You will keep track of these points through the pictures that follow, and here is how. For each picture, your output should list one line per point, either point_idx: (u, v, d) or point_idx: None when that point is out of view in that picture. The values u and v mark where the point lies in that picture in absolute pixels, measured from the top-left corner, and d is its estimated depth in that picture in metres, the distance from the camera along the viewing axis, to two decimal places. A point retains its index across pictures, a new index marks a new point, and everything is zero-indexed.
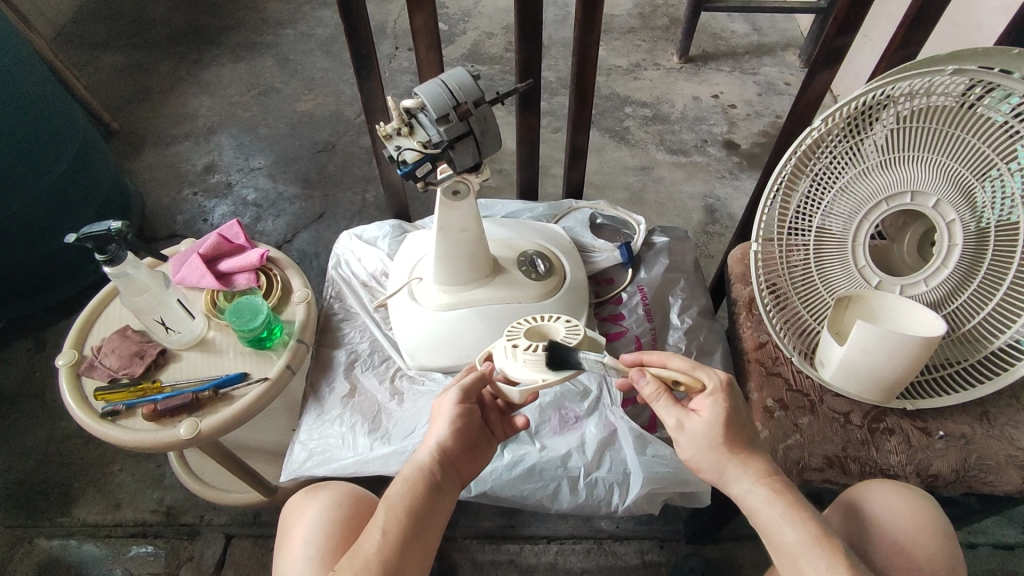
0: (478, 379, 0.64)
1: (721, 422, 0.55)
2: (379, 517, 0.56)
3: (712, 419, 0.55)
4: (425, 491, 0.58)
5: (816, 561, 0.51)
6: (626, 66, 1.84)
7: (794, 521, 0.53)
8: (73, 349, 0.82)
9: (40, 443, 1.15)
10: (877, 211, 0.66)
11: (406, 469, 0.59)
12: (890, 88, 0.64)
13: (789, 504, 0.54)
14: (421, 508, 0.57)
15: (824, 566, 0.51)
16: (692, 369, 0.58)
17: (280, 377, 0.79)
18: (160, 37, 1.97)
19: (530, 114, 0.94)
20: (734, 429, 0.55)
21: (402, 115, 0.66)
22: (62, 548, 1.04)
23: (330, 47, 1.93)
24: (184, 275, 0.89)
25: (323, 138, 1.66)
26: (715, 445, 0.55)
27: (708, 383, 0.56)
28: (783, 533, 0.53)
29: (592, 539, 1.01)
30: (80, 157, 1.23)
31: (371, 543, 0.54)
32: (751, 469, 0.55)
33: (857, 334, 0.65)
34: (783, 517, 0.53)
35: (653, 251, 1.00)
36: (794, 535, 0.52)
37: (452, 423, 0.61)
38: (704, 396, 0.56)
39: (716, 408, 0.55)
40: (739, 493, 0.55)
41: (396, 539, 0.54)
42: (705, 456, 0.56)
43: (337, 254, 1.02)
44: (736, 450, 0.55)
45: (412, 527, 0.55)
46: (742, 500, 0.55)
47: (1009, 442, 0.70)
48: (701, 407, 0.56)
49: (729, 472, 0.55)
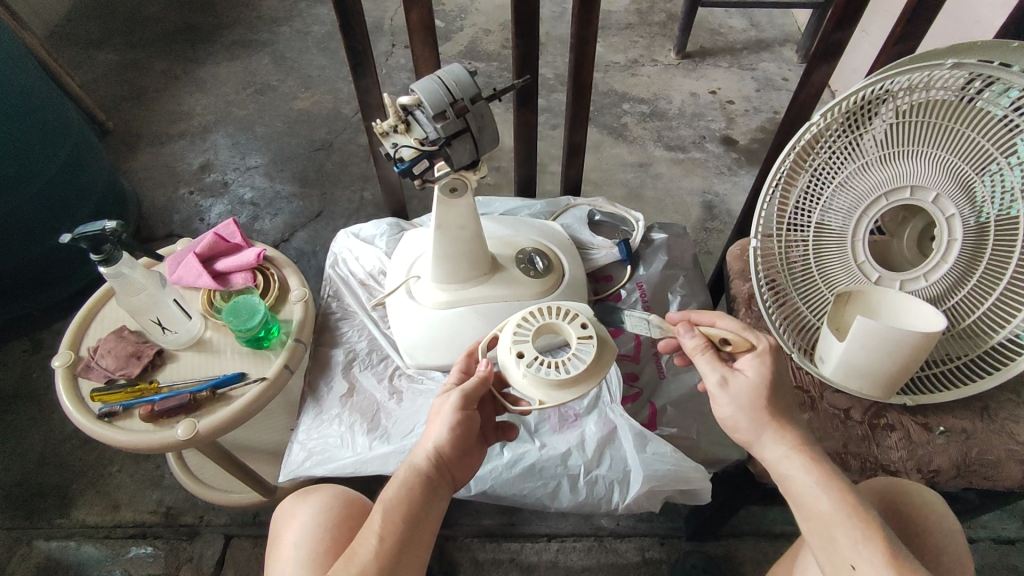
0: (482, 382, 0.62)
1: (765, 381, 0.56)
2: (375, 520, 0.55)
3: (757, 376, 0.56)
4: (420, 494, 0.57)
5: (849, 530, 0.51)
6: (624, 62, 1.84)
7: (828, 490, 0.52)
8: (69, 350, 0.81)
9: (38, 444, 1.14)
10: (877, 207, 0.66)
11: (402, 470, 0.59)
12: (889, 83, 0.63)
13: (826, 473, 0.53)
14: (416, 512, 0.56)
15: (857, 535, 0.50)
16: (740, 330, 0.60)
17: (276, 377, 0.79)
18: (155, 35, 1.96)
19: (528, 111, 0.93)
20: (776, 392, 0.57)
21: (399, 112, 0.65)
22: (61, 549, 1.03)
23: (326, 45, 1.92)
24: (180, 274, 0.89)
25: (320, 136, 1.65)
26: (757, 405, 0.56)
27: (758, 342, 0.59)
28: (816, 500, 0.52)
29: (592, 537, 1.01)
30: (75, 156, 1.22)
31: (366, 547, 0.53)
32: (788, 436, 0.55)
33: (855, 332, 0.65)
34: (818, 485, 0.53)
35: (651, 248, 0.99)
36: (827, 504, 0.52)
37: (451, 429, 0.60)
38: (750, 355, 0.58)
39: (759, 367, 0.57)
40: (774, 459, 0.55)
41: (392, 545, 0.54)
42: (746, 415, 0.56)
43: (334, 253, 1.01)
44: (775, 416, 0.56)
45: (407, 532, 0.55)
46: (777, 467, 0.55)
47: (1009, 436, 0.70)
48: (745, 364, 0.58)
49: (766, 436, 0.56)
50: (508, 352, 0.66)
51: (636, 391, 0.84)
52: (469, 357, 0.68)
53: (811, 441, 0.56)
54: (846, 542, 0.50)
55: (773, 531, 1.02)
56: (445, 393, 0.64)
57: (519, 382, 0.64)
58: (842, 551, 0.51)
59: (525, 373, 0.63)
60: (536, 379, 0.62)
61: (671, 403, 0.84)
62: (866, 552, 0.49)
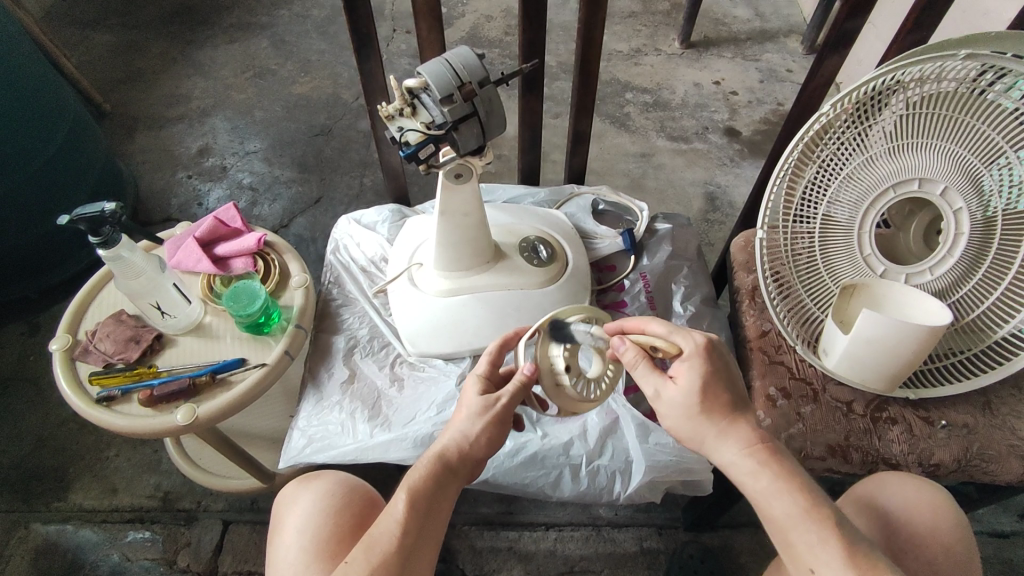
0: (522, 387, 0.61)
1: (696, 389, 0.56)
2: (397, 508, 0.55)
3: (688, 388, 0.56)
4: (442, 487, 0.57)
5: (807, 535, 0.51)
6: (627, 51, 1.82)
7: (789, 494, 0.52)
8: (67, 333, 0.80)
9: (34, 427, 1.14)
10: (884, 199, 0.65)
11: (428, 458, 0.59)
12: (900, 74, 0.62)
13: (780, 475, 0.53)
14: (436, 504, 0.56)
15: (815, 539, 0.50)
16: (670, 334, 0.60)
17: (277, 363, 0.78)
18: (153, 15, 1.93)
19: (534, 97, 0.92)
20: (713, 399, 0.56)
21: (404, 96, 0.63)
22: (58, 533, 1.03)
23: (327, 29, 1.90)
24: (180, 259, 0.87)
25: (319, 122, 1.63)
26: (693, 415, 0.56)
27: (684, 349, 0.58)
28: (773, 506, 0.52)
29: (591, 526, 1.02)
30: (72, 136, 1.21)
31: (386, 536, 0.54)
32: (734, 439, 0.55)
33: (858, 327, 0.65)
34: (776, 490, 0.52)
35: (655, 238, 0.98)
36: (783, 508, 0.52)
37: (487, 428, 0.60)
38: (680, 361, 0.58)
39: (690, 372, 0.56)
40: (723, 462, 0.55)
41: (412, 537, 0.54)
42: (686, 427, 0.57)
43: (335, 240, 1.00)
44: (716, 419, 0.55)
45: (425, 526, 0.55)
46: (729, 469, 0.55)
47: (1011, 431, 0.70)
48: (677, 373, 0.57)
49: (709, 442, 0.56)
50: (555, 358, 0.64)
51: (638, 381, 0.83)
52: (501, 347, 0.66)
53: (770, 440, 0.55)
54: (802, 547, 0.51)
55: None
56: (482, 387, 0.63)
57: (553, 389, 0.64)
58: (800, 555, 0.51)
59: (564, 388, 0.64)
60: (573, 397, 0.65)
61: None
62: (823, 556, 0.50)
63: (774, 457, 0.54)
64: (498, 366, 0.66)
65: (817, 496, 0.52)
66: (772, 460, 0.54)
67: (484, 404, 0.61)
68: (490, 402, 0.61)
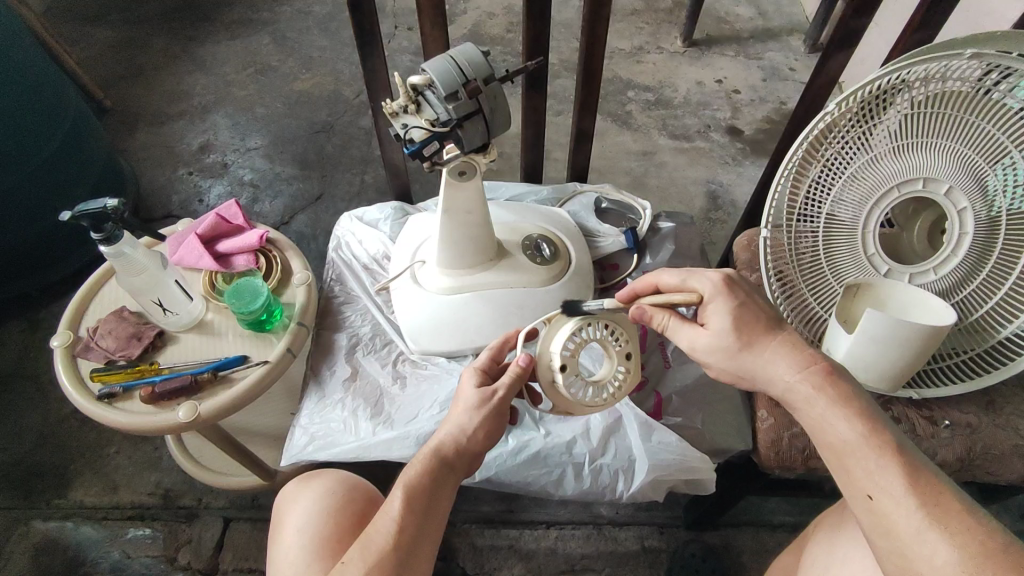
0: (518, 380, 0.61)
1: (730, 325, 0.57)
2: (393, 506, 0.55)
3: (720, 331, 0.58)
4: (439, 482, 0.57)
5: (865, 460, 0.49)
6: (629, 49, 1.81)
7: (855, 419, 0.51)
8: (68, 330, 0.80)
9: (35, 424, 1.14)
10: (888, 198, 0.65)
11: (424, 454, 0.59)
12: (905, 73, 0.62)
13: (843, 401, 0.52)
14: (433, 500, 0.56)
15: (875, 464, 0.48)
16: (683, 283, 0.61)
17: (279, 360, 0.78)
18: (153, 11, 1.93)
19: (538, 95, 0.92)
20: (748, 331, 0.57)
21: (409, 92, 0.62)
22: (59, 530, 1.03)
23: (328, 26, 1.89)
24: (182, 255, 0.87)
25: (321, 118, 1.62)
26: (737, 352, 0.57)
27: (705, 292, 0.60)
28: (835, 430, 0.51)
29: (592, 524, 1.02)
30: (73, 131, 1.20)
31: (382, 534, 0.54)
32: (789, 363, 0.56)
33: (859, 334, 0.65)
34: (839, 416, 0.51)
35: (659, 237, 0.98)
36: (843, 432, 0.51)
37: (483, 421, 0.60)
38: (707, 306, 0.59)
39: (722, 312, 0.58)
40: (781, 390, 0.56)
41: (409, 535, 0.54)
42: (729, 366, 0.58)
43: (338, 237, 1.00)
44: (762, 338, 0.57)
45: (422, 522, 0.55)
46: (789, 395, 0.55)
47: (1014, 431, 0.70)
48: (708, 318, 0.59)
49: (761, 360, 0.57)
50: (553, 355, 0.64)
51: (641, 379, 0.83)
52: (501, 345, 0.68)
53: (833, 364, 0.55)
54: (859, 473, 0.49)
55: (771, 522, 1.02)
56: (478, 381, 0.64)
57: (550, 387, 0.64)
58: (857, 481, 0.49)
59: (559, 387, 0.64)
60: (565, 397, 0.64)
61: (676, 393, 0.82)
62: (881, 480, 0.48)
63: (835, 383, 0.54)
64: (500, 361, 0.67)
65: (882, 424, 0.51)
66: (835, 385, 0.53)
67: (480, 398, 0.61)
68: (487, 392, 0.61)
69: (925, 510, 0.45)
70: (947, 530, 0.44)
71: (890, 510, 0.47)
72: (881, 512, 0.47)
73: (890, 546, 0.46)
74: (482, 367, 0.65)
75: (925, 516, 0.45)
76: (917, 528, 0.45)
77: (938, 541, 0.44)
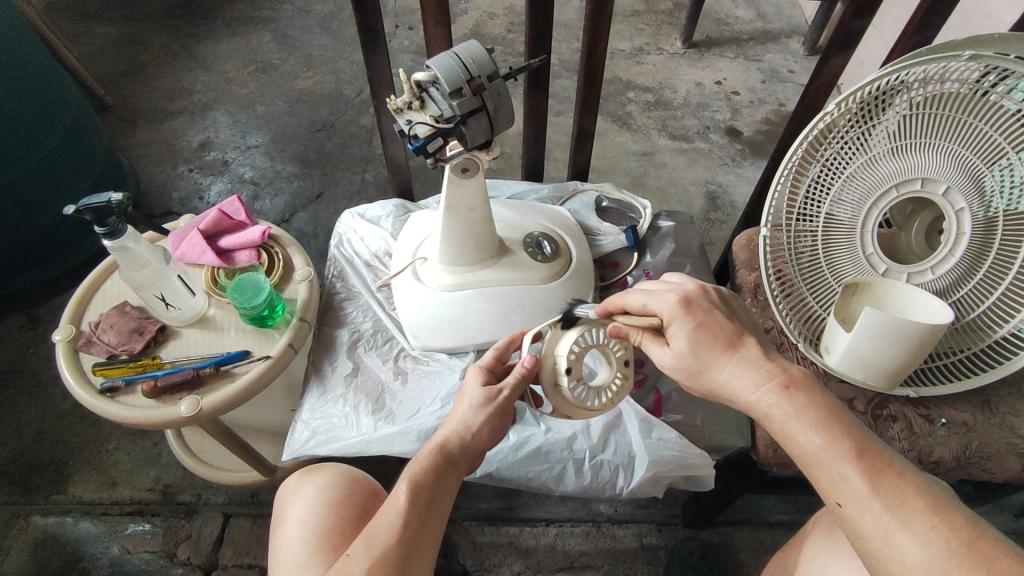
0: (523, 380, 0.61)
1: (689, 348, 0.57)
2: (396, 500, 0.56)
3: (680, 355, 0.58)
4: (443, 477, 0.58)
5: (830, 467, 0.49)
6: (629, 50, 1.82)
7: (812, 426, 0.50)
8: (70, 325, 0.80)
9: (34, 419, 1.14)
10: (886, 198, 0.66)
11: (428, 449, 0.59)
12: (904, 74, 0.63)
13: (800, 408, 0.51)
14: (436, 495, 0.57)
15: (838, 470, 0.48)
16: (645, 306, 0.60)
17: (281, 356, 0.78)
18: (154, 9, 1.93)
19: (539, 94, 0.92)
20: (706, 353, 0.56)
21: (414, 89, 0.63)
22: (58, 525, 1.03)
23: (329, 25, 1.89)
24: (183, 251, 0.87)
25: (321, 117, 1.63)
26: (696, 372, 0.57)
27: (664, 314, 0.59)
28: (796, 440, 0.51)
29: (590, 522, 1.02)
30: (74, 128, 1.20)
31: (386, 528, 0.54)
32: (750, 376, 0.55)
33: (853, 341, 0.67)
34: (798, 424, 0.51)
35: (659, 236, 0.99)
36: (804, 442, 0.50)
37: (488, 416, 0.60)
38: (669, 328, 0.59)
39: (684, 335, 0.57)
40: (745, 397, 0.54)
41: (411, 528, 0.54)
42: (694, 385, 0.58)
43: (339, 233, 1.01)
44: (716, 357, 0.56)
45: (424, 517, 0.55)
46: (752, 406, 0.54)
47: (1009, 430, 0.71)
48: (670, 340, 0.59)
49: (723, 368, 0.56)
50: (558, 357, 0.64)
51: (641, 377, 0.83)
52: (507, 344, 0.67)
53: (791, 370, 0.54)
54: (826, 480, 0.49)
55: (769, 520, 1.03)
56: (483, 377, 0.64)
57: (552, 389, 0.64)
58: (826, 489, 0.49)
59: (562, 389, 0.63)
60: (568, 400, 0.63)
61: (676, 390, 0.82)
62: (848, 486, 0.48)
63: (792, 390, 0.53)
64: (503, 360, 0.67)
65: (843, 426, 0.50)
66: (795, 392, 0.52)
67: (486, 394, 0.61)
68: (493, 391, 0.62)
69: (892, 512, 0.46)
70: (914, 530, 0.45)
71: (860, 516, 0.47)
72: (852, 517, 0.47)
73: (865, 550, 0.47)
74: (488, 364, 0.66)
75: (893, 518, 0.46)
76: (886, 532, 0.46)
77: (908, 543, 0.45)
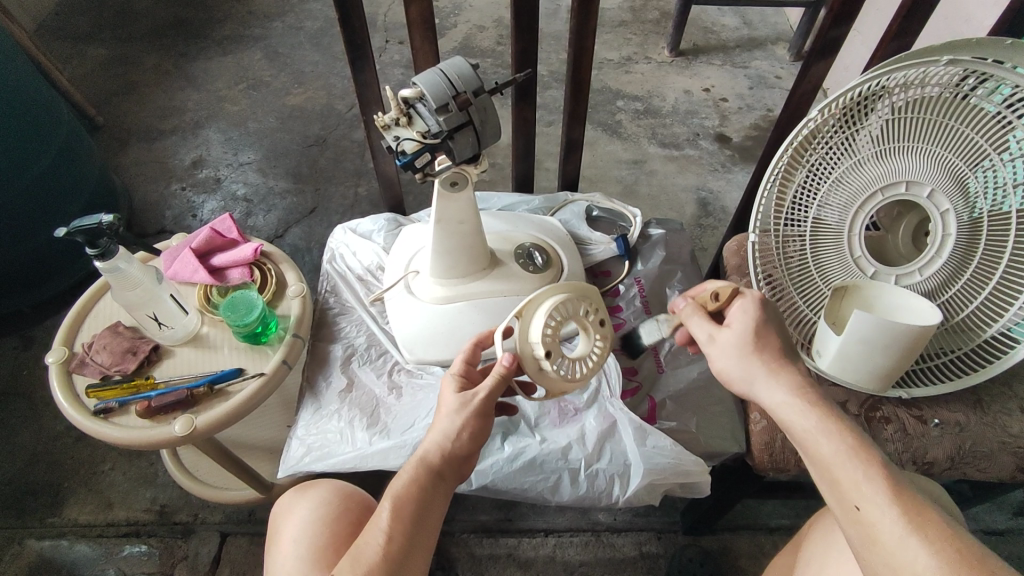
0: (502, 380, 0.60)
1: (750, 330, 0.59)
2: (382, 517, 0.56)
3: (741, 328, 0.59)
4: (429, 493, 0.57)
5: (852, 470, 0.49)
6: (618, 60, 1.84)
7: (837, 433, 0.51)
8: (63, 346, 0.80)
9: (29, 442, 1.13)
10: (872, 202, 0.67)
11: (411, 465, 0.58)
12: (885, 80, 0.64)
13: (825, 415, 0.53)
14: (423, 512, 0.57)
15: (861, 474, 0.49)
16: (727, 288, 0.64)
17: (274, 373, 0.78)
18: (146, 29, 1.94)
19: (527, 106, 0.93)
20: (765, 339, 0.59)
21: (400, 105, 0.63)
22: (53, 548, 1.02)
23: (320, 41, 1.91)
24: (176, 270, 0.88)
25: (313, 132, 1.64)
26: (745, 352, 0.58)
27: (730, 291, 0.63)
28: (820, 445, 0.52)
29: (590, 531, 1.02)
30: (65, 149, 1.21)
31: (371, 547, 0.54)
32: (786, 382, 0.56)
33: (842, 340, 0.68)
34: (823, 429, 0.52)
35: (649, 244, 0.99)
36: (829, 447, 0.51)
37: (467, 426, 0.60)
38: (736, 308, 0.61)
39: (748, 311, 0.60)
40: (773, 404, 0.56)
41: (396, 548, 0.54)
42: (733, 364, 0.58)
43: (332, 249, 1.01)
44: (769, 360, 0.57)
45: (410, 532, 0.55)
46: (776, 410, 0.56)
47: (1002, 429, 0.71)
48: (730, 318, 0.60)
49: (759, 381, 0.57)
50: (534, 343, 0.64)
51: (635, 385, 0.84)
52: (473, 347, 0.67)
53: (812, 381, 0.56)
54: (848, 484, 0.49)
55: (768, 524, 1.03)
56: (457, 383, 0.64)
57: (537, 374, 0.65)
58: (846, 492, 0.49)
59: (546, 371, 0.64)
60: (556, 378, 0.65)
61: (670, 397, 0.83)
62: (868, 491, 0.48)
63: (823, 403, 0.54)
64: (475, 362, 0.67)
65: (864, 438, 0.51)
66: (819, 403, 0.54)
67: (462, 402, 0.61)
68: (469, 396, 0.61)
69: (908, 520, 0.46)
70: (926, 538, 0.44)
71: (876, 522, 0.47)
72: (869, 522, 0.47)
73: (878, 558, 0.46)
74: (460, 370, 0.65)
75: (907, 525, 0.45)
76: (901, 537, 0.45)
77: (919, 548, 0.44)
